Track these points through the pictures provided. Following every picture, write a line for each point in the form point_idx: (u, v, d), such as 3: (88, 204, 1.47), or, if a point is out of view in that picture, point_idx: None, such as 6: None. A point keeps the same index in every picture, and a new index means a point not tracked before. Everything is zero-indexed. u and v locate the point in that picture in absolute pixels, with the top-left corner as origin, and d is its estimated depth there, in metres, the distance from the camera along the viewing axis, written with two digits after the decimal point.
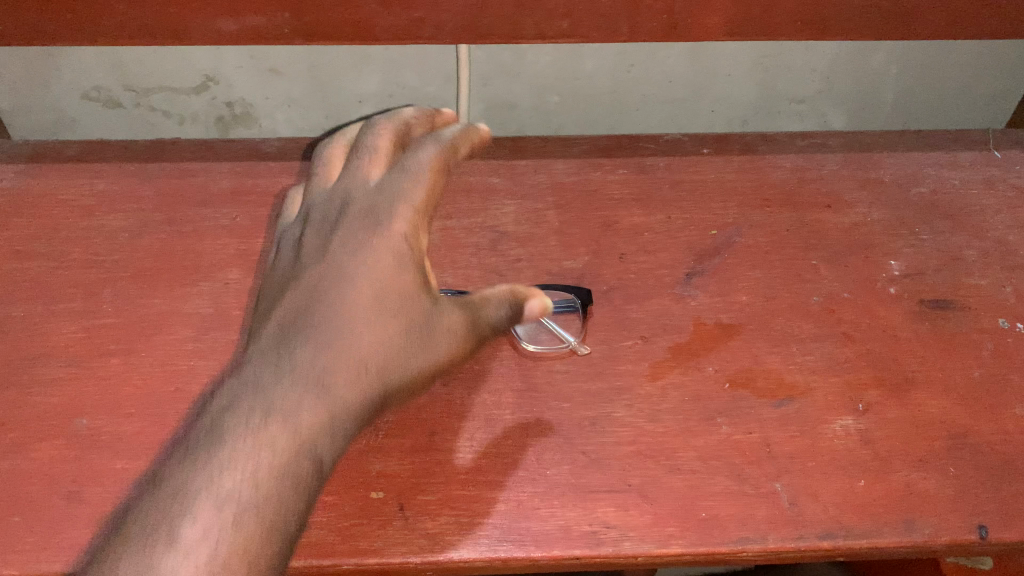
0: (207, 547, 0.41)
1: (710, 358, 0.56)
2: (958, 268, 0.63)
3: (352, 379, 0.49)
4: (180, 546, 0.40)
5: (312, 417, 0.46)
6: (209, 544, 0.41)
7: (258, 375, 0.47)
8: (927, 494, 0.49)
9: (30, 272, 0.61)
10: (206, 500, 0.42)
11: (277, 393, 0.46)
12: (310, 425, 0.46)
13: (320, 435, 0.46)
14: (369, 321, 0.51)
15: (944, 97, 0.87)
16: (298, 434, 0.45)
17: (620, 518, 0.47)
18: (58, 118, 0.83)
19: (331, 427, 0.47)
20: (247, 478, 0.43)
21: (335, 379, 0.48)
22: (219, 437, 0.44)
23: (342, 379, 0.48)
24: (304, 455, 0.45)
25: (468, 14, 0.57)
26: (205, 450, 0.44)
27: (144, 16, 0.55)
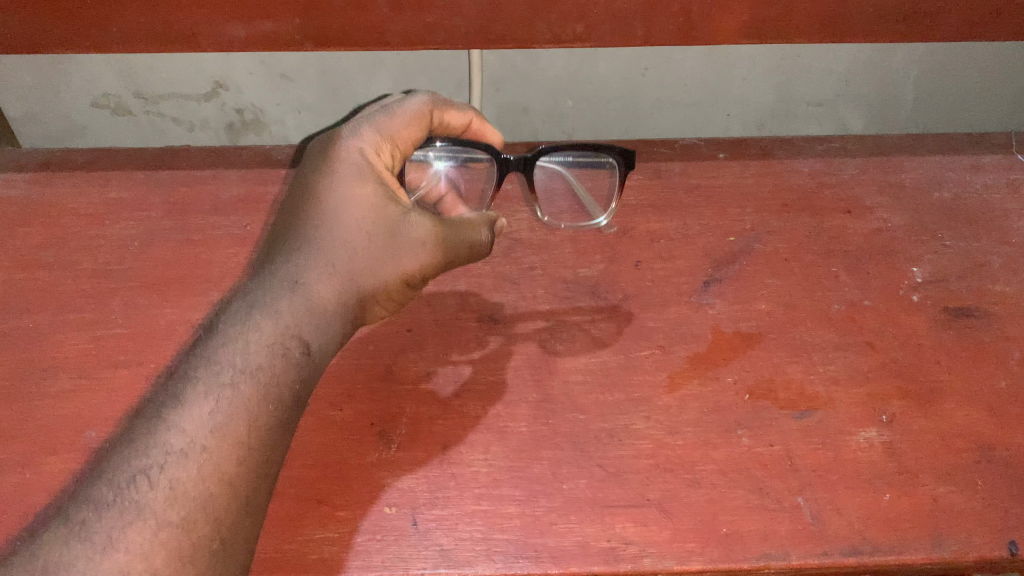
0: (158, 489, 0.40)
1: (729, 369, 0.55)
2: (983, 274, 0.62)
3: (312, 322, 0.49)
4: (132, 490, 0.39)
5: (274, 359, 0.46)
6: (161, 485, 0.40)
7: (221, 327, 0.47)
8: (956, 508, 0.47)
9: (39, 281, 0.61)
10: (161, 445, 0.41)
11: (237, 338, 0.46)
12: (271, 370, 0.46)
13: (280, 377, 0.46)
14: (338, 250, 0.53)
15: (966, 101, 0.85)
16: (258, 375, 0.45)
17: (639, 534, 0.46)
18: (67, 125, 0.82)
19: (294, 358, 0.47)
20: (200, 421, 0.42)
21: (296, 321, 0.48)
22: (176, 386, 0.43)
23: (303, 318, 0.49)
24: (262, 395, 0.45)
25: (481, 19, 0.54)
26: (161, 402, 0.43)
27: (152, 23, 0.53)
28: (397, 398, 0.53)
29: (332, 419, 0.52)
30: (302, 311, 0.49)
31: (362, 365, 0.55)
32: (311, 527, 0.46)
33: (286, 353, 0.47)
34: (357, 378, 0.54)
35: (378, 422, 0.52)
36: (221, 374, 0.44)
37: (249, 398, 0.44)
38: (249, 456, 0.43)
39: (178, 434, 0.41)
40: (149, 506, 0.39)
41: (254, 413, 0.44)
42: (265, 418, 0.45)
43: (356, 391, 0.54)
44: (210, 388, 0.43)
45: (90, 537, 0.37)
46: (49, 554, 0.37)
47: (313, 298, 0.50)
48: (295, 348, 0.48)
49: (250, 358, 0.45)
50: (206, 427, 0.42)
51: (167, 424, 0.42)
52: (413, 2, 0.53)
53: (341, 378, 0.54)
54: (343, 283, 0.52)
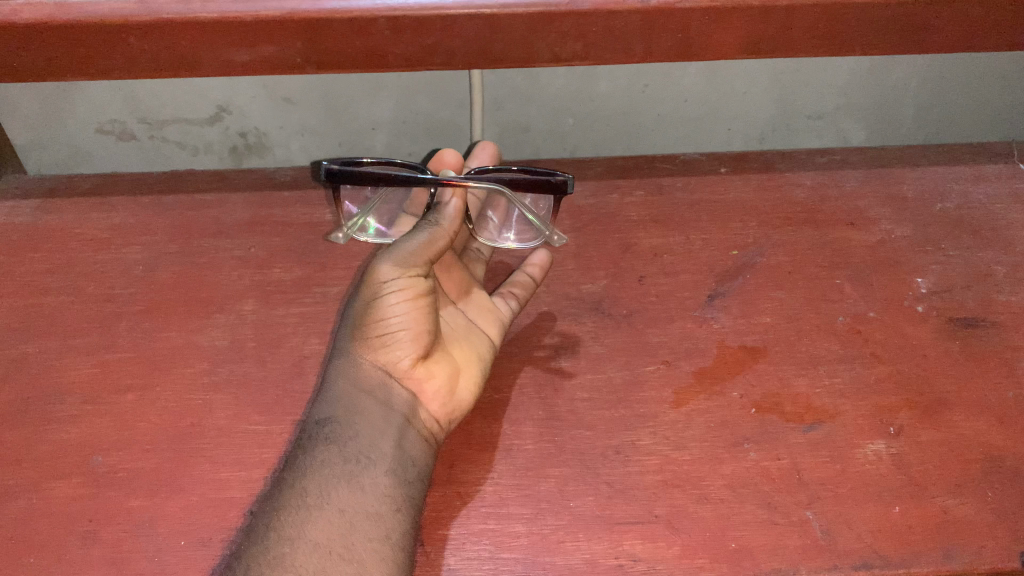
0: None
1: (735, 383, 0.55)
2: (988, 284, 0.62)
3: (358, 398, 0.51)
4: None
5: (323, 446, 0.49)
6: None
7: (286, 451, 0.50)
8: (966, 520, 0.47)
9: (46, 307, 0.61)
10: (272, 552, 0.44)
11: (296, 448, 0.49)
12: (325, 457, 0.48)
13: (336, 454, 0.48)
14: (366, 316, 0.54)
15: (967, 112, 0.85)
16: (313, 464, 0.48)
17: (648, 550, 0.46)
18: (73, 151, 0.83)
19: (344, 434, 0.49)
20: (290, 520, 0.45)
21: (346, 404, 0.51)
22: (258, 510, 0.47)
23: (356, 400, 0.51)
24: (331, 477, 0.47)
25: (480, 39, 0.54)
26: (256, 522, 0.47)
27: (158, 50, 0.53)
28: None
29: None
30: (350, 395, 0.51)
31: None
32: None
33: (336, 435, 0.49)
34: None
35: None
36: (289, 480, 0.47)
37: (319, 484, 0.47)
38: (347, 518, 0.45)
39: (275, 547, 0.44)
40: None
41: (327, 492, 0.46)
42: (336, 489, 0.47)
43: None
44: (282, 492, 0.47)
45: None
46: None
47: (358, 383, 0.52)
48: (347, 426, 0.50)
49: (308, 456, 0.48)
50: (298, 524, 0.45)
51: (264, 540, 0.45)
52: (413, 24, 0.53)
53: None
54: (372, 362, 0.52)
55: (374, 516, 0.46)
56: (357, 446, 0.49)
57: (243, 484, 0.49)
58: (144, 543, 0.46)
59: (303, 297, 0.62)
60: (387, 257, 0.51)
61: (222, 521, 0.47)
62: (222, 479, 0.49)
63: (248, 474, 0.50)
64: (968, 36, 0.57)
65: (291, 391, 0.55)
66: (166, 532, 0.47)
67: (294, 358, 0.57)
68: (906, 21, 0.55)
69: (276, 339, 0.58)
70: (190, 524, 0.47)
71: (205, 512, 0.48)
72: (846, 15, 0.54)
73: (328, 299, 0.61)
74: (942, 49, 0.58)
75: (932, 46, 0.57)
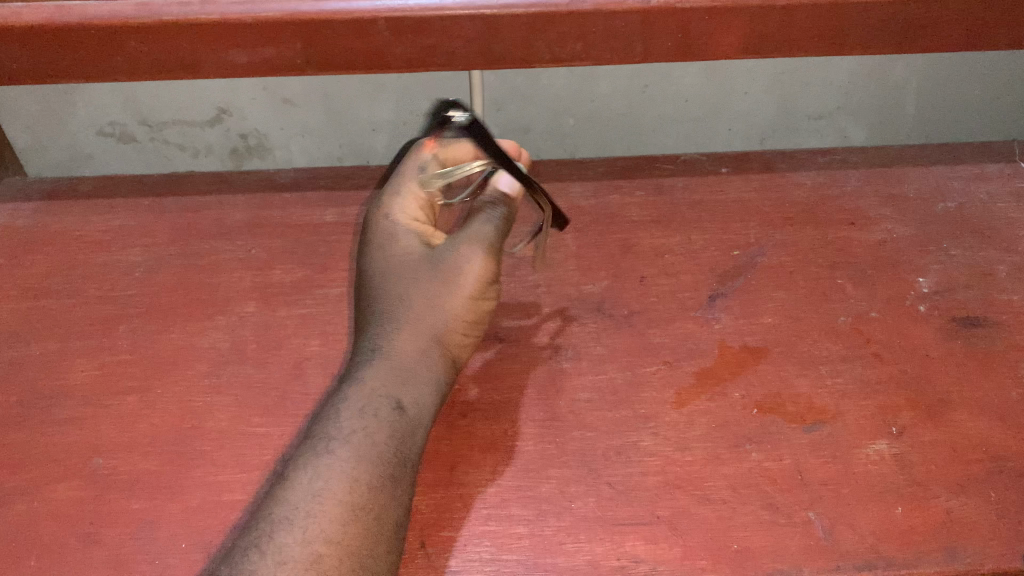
0: (292, 551, 0.40)
1: (736, 384, 0.55)
2: (990, 284, 0.61)
3: (400, 381, 0.49)
4: (268, 556, 0.40)
5: (364, 418, 0.46)
6: (294, 546, 0.40)
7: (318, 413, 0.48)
8: (969, 520, 0.47)
9: (46, 309, 0.61)
10: (284, 512, 0.42)
11: (333, 412, 0.47)
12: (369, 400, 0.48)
13: (375, 431, 0.46)
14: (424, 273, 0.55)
15: (968, 111, 0.85)
16: (362, 404, 0.47)
17: (649, 551, 0.46)
18: (74, 153, 0.83)
19: (391, 381, 0.49)
20: (312, 484, 0.43)
21: (387, 382, 0.49)
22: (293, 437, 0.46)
23: (395, 381, 0.49)
24: (365, 452, 0.45)
25: (480, 40, 0.54)
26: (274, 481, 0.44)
27: (158, 52, 0.53)
28: None
29: None
30: (392, 376, 0.49)
31: None
32: None
33: (380, 412, 0.47)
34: None
35: None
36: (322, 443, 0.45)
37: (353, 456, 0.44)
38: (367, 502, 0.43)
39: (312, 475, 0.43)
40: (288, 569, 0.39)
41: (360, 467, 0.44)
42: (370, 467, 0.44)
43: None
44: (311, 453, 0.44)
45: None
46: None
47: (398, 363, 0.50)
48: (391, 407, 0.48)
49: (348, 424, 0.46)
50: (321, 489, 0.42)
51: (279, 498, 0.42)
52: (413, 25, 0.53)
53: None
54: (410, 342, 0.52)
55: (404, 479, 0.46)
56: (400, 397, 0.49)
57: (244, 486, 0.49)
58: (145, 546, 0.46)
59: (304, 299, 0.62)
60: (396, 213, 0.58)
61: (223, 524, 0.47)
62: (223, 481, 0.49)
63: (249, 476, 0.50)
64: (970, 36, 0.57)
65: (291, 393, 0.54)
66: (166, 534, 0.47)
67: (295, 360, 0.57)
68: (908, 20, 0.55)
69: (277, 341, 0.58)
70: (191, 527, 0.47)
71: (205, 515, 0.48)
72: (846, 14, 0.54)
73: (329, 301, 0.61)
74: (944, 49, 0.58)
75: (934, 46, 0.57)
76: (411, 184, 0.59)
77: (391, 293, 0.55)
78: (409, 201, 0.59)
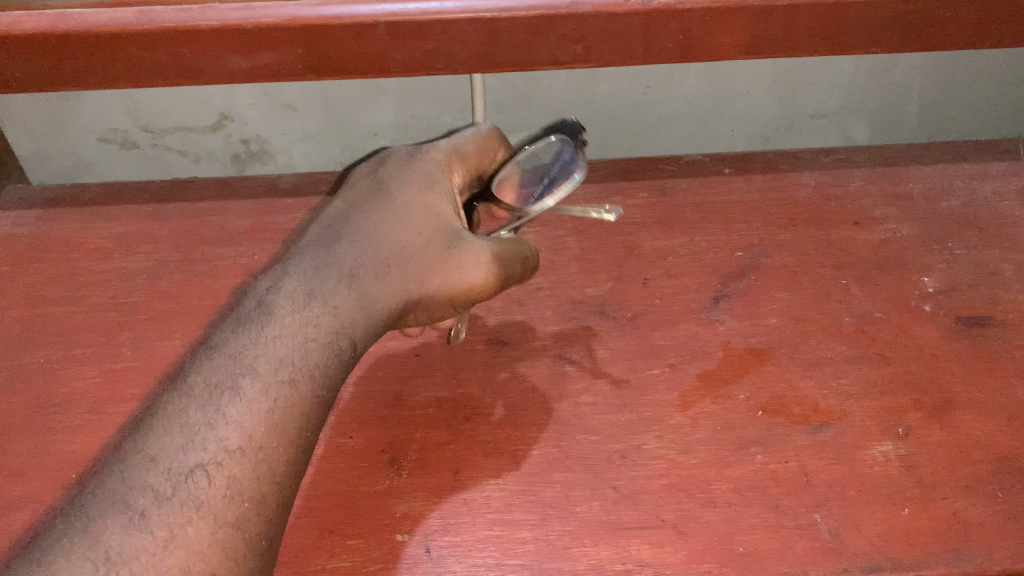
0: (216, 485, 0.38)
1: (741, 386, 0.54)
2: (995, 283, 0.61)
3: (347, 313, 0.47)
4: (190, 483, 0.38)
5: (325, 353, 0.45)
6: (218, 480, 0.38)
7: (276, 313, 0.44)
8: (977, 521, 0.47)
9: (49, 317, 0.61)
10: (218, 439, 0.39)
11: (293, 331, 0.44)
12: (316, 327, 0.45)
13: (326, 372, 0.44)
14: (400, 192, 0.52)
15: (972, 109, 0.85)
16: (303, 331, 0.44)
17: (655, 555, 0.46)
18: (76, 162, 0.83)
19: (337, 310, 0.46)
20: (258, 417, 0.41)
21: (351, 318, 0.47)
22: (224, 342, 0.43)
23: (356, 317, 0.47)
24: (312, 395, 0.43)
25: (481, 43, 0.54)
26: (214, 381, 0.41)
27: (157, 59, 0.53)
28: (407, 424, 0.53)
29: (342, 447, 0.52)
30: (356, 311, 0.47)
31: (370, 392, 0.55)
32: (324, 557, 0.46)
33: (337, 354, 0.45)
34: (366, 406, 0.54)
35: (389, 449, 0.51)
36: (277, 369, 0.42)
37: (302, 398, 0.43)
38: (298, 456, 0.42)
39: (232, 401, 0.40)
40: (184, 506, 0.37)
41: (304, 414, 0.43)
42: (312, 417, 0.43)
43: (364, 417, 0.53)
44: (262, 376, 0.42)
45: (147, 527, 0.36)
46: (107, 541, 0.35)
47: (365, 294, 0.48)
48: (346, 349, 0.46)
49: (305, 351, 0.44)
50: (264, 425, 0.41)
51: (217, 417, 0.40)
52: (412, 29, 0.53)
53: (350, 407, 0.54)
54: (382, 265, 0.49)
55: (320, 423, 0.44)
56: (341, 328, 0.46)
57: None
58: None
59: None
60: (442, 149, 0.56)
61: None
62: None
63: None
64: (972, 33, 0.56)
65: None
66: None
67: None
68: (909, 19, 0.54)
69: None
70: None
71: None
72: (847, 13, 0.54)
73: None
74: (946, 46, 0.57)
75: (936, 44, 0.57)
76: (475, 142, 0.58)
77: (401, 209, 0.51)
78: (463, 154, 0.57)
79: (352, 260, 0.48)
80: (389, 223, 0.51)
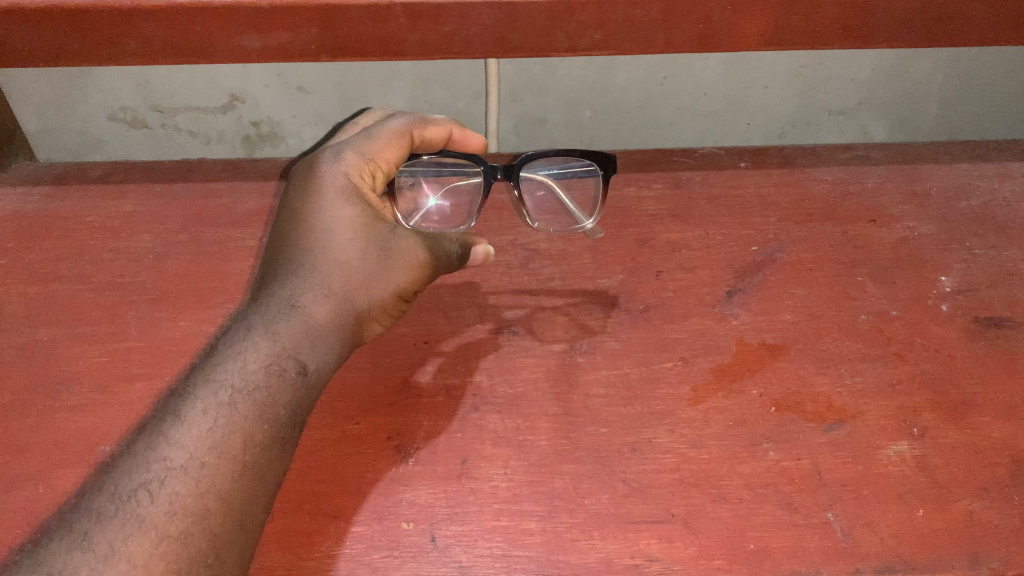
0: (158, 503, 0.39)
1: (754, 381, 0.54)
2: (1014, 283, 0.60)
3: (294, 335, 0.48)
4: (132, 503, 0.39)
5: (268, 375, 0.45)
6: (160, 498, 0.39)
7: (220, 353, 0.47)
8: (992, 524, 0.46)
9: (55, 294, 0.61)
10: (161, 461, 0.40)
11: (235, 359, 0.46)
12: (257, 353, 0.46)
13: (271, 392, 0.45)
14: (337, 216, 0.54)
15: (992, 109, 0.84)
16: (243, 355, 0.46)
17: (664, 550, 0.45)
18: (85, 138, 0.82)
19: (278, 333, 0.48)
20: (199, 437, 0.42)
21: (294, 339, 0.48)
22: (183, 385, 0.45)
23: (301, 338, 0.48)
24: (257, 412, 0.44)
25: (499, 27, 0.53)
26: (162, 420, 0.43)
27: (170, 35, 0.52)
28: (414, 412, 0.52)
29: (348, 432, 0.51)
30: (301, 330, 0.48)
31: (378, 377, 0.54)
32: (327, 543, 0.45)
33: (283, 372, 0.46)
34: (374, 392, 0.53)
35: (396, 436, 0.51)
36: (218, 392, 0.44)
37: (244, 416, 0.43)
38: (246, 472, 0.42)
39: (176, 427, 0.42)
40: (127, 523, 0.38)
41: (249, 431, 0.43)
42: (258, 435, 0.43)
43: (372, 404, 0.53)
44: (203, 402, 0.43)
45: (91, 548, 0.37)
46: (54, 563, 0.36)
47: (309, 316, 0.49)
48: (292, 367, 0.47)
49: (245, 376, 0.45)
50: (205, 444, 0.42)
51: (163, 445, 0.41)
52: (429, 11, 0.52)
53: (358, 392, 0.53)
54: (324, 288, 0.50)
55: (269, 442, 0.44)
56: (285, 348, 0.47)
57: None
58: None
59: None
60: (349, 154, 0.58)
61: None
62: None
63: None
64: (998, 30, 0.55)
65: None
66: None
67: None
68: (935, 13, 0.53)
69: None
70: None
71: None
72: (872, 7, 0.53)
73: None
74: (972, 43, 0.56)
75: (962, 39, 0.56)
76: (382, 141, 0.60)
77: (329, 223, 0.53)
78: (366, 158, 0.59)
79: (294, 289, 0.50)
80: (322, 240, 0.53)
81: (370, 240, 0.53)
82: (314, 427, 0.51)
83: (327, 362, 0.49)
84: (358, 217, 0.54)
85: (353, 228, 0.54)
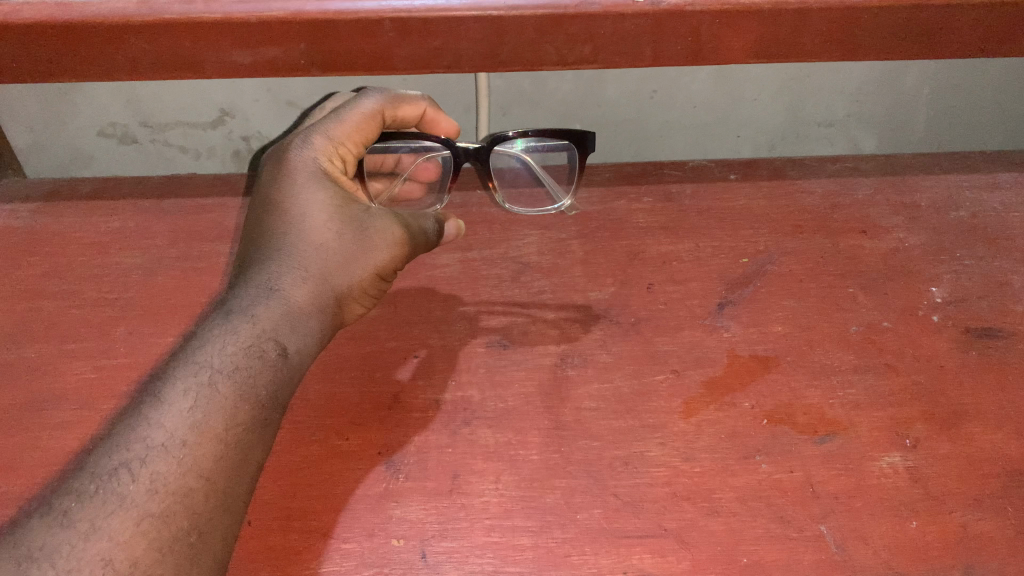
0: (139, 482, 0.39)
1: (746, 394, 0.53)
2: (1004, 293, 0.60)
3: (273, 317, 0.48)
4: (113, 482, 0.39)
5: (247, 356, 0.46)
6: (142, 476, 0.39)
7: (201, 336, 0.47)
8: (985, 536, 0.45)
9: (43, 311, 0.60)
10: (142, 441, 0.40)
11: (215, 341, 0.46)
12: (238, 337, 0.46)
13: (251, 373, 0.45)
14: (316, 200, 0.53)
15: (980, 120, 0.84)
16: (223, 338, 0.46)
17: (657, 565, 0.44)
18: (74, 154, 0.82)
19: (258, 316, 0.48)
20: (180, 417, 0.42)
21: (274, 322, 0.48)
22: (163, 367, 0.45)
23: (281, 321, 0.48)
24: (238, 392, 0.44)
25: (487, 41, 0.53)
26: (143, 400, 0.43)
27: (159, 50, 0.52)
28: (405, 427, 0.52)
29: (338, 448, 0.50)
30: (281, 313, 0.48)
31: (368, 393, 0.54)
32: (317, 561, 0.45)
33: (264, 354, 0.46)
34: (364, 408, 0.53)
35: (386, 452, 0.50)
36: (199, 373, 0.44)
37: (225, 396, 0.43)
38: (230, 453, 0.42)
39: (157, 407, 0.42)
40: (107, 502, 0.38)
41: (231, 410, 0.43)
42: (240, 415, 0.43)
43: (362, 419, 0.52)
44: (183, 383, 0.43)
45: (72, 525, 0.37)
46: (32, 540, 0.36)
47: (289, 299, 0.49)
48: (272, 349, 0.47)
49: (225, 358, 0.45)
50: (186, 423, 0.42)
51: (143, 424, 0.41)
52: (418, 25, 0.52)
53: (348, 408, 0.53)
54: (303, 271, 0.51)
55: (252, 423, 0.44)
56: (264, 330, 0.47)
57: None
58: None
59: None
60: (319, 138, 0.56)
61: None
62: None
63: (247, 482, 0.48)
64: (985, 43, 0.56)
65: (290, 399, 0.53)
66: None
67: None
68: (922, 26, 0.53)
69: None
70: None
71: None
72: (859, 20, 0.53)
73: None
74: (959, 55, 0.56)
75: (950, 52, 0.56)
76: (350, 123, 0.58)
77: (307, 207, 0.53)
78: (335, 141, 0.57)
79: (274, 272, 0.50)
80: (300, 222, 0.53)
81: (347, 222, 0.53)
82: (304, 443, 0.51)
83: (307, 344, 0.49)
84: (337, 199, 0.54)
85: (330, 211, 0.54)
